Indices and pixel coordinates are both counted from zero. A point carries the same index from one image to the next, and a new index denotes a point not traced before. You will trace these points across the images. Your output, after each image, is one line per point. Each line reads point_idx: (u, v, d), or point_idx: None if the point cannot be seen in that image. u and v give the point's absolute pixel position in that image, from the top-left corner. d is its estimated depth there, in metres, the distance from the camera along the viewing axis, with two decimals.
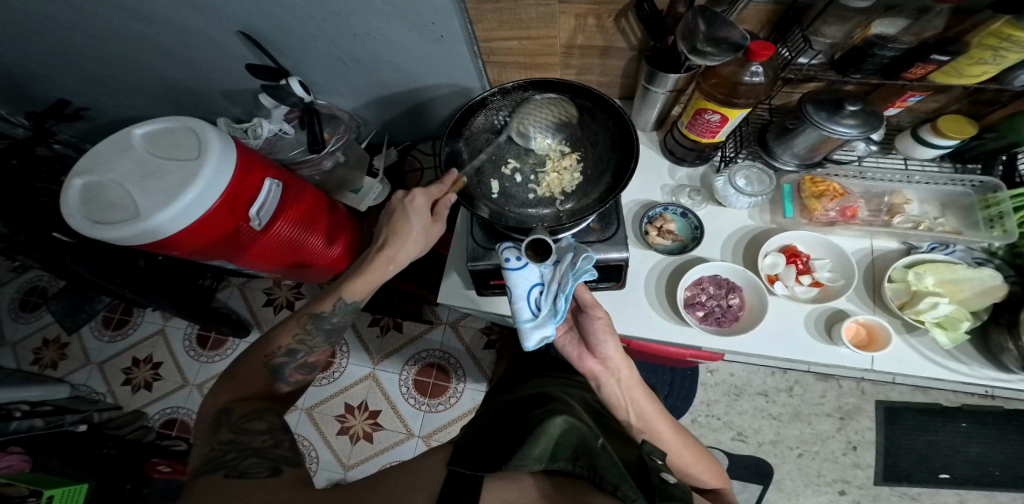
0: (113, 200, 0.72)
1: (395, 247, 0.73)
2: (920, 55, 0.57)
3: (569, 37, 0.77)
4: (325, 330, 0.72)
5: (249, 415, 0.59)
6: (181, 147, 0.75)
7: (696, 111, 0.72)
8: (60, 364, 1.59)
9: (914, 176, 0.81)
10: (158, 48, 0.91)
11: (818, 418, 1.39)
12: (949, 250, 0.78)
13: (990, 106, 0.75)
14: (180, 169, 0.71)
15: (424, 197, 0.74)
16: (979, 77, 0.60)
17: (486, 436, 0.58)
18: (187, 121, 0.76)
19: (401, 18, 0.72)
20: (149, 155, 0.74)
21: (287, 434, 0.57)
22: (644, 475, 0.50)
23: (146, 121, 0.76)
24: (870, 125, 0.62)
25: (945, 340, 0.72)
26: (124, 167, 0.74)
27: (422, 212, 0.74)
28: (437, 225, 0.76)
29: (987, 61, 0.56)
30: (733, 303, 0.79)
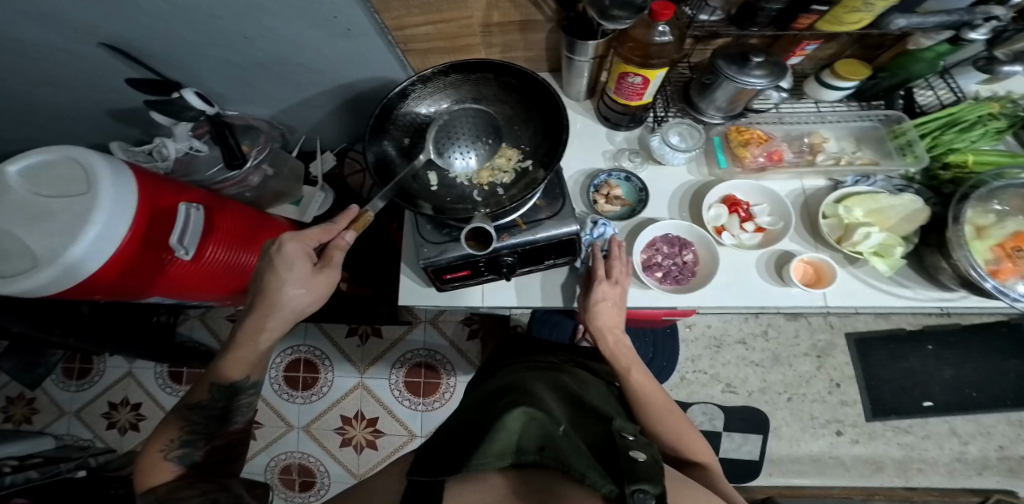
0: (10, 251, 0.67)
1: (267, 312, 0.63)
2: (800, 6, 0.59)
3: (483, 15, 0.75)
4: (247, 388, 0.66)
5: (179, 486, 0.53)
6: (70, 183, 0.69)
7: (619, 75, 0.71)
8: (34, 418, 1.53)
9: (827, 117, 0.83)
10: (57, 75, 0.86)
11: (797, 359, 1.45)
12: (871, 182, 0.79)
13: (877, 50, 0.79)
14: (74, 206, 0.66)
15: (296, 242, 0.64)
16: (860, 23, 0.59)
17: (454, 440, 0.56)
18: (65, 150, 0.70)
19: (301, 16, 0.69)
20: (34, 196, 0.69)
21: (223, 492, 0.52)
22: (614, 454, 0.48)
23: (18, 158, 0.70)
24: (776, 72, 0.63)
25: (883, 268, 0.75)
26: (8, 213, 0.69)
27: (298, 262, 0.63)
28: (324, 272, 0.65)
29: (860, 9, 0.56)
30: (687, 259, 0.80)
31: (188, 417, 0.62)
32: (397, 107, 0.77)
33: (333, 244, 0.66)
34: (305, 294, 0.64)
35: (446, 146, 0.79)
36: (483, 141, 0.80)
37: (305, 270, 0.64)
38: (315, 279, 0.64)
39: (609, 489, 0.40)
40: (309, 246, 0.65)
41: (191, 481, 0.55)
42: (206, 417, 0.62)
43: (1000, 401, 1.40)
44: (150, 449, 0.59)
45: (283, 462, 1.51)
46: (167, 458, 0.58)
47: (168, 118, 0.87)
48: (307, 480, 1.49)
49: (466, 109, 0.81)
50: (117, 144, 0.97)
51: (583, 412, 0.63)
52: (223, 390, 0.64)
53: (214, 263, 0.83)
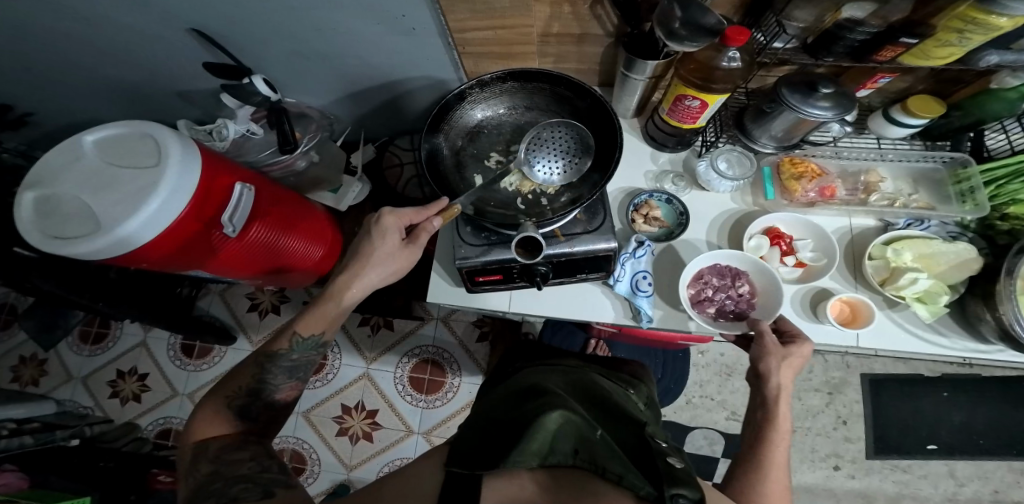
0: (72, 213, 0.69)
1: (358, 273, 0.66)
2: (887, 38, 0.56)
3: (544, 25, 0.74)
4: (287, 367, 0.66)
5: (231, 447, 0.56)
6: (136, 154, 0.72)
7: (675, 97, 0.70)
8: (41, 381, 1.54)
9: (887, 154, 0.83)
10: (117, 50, 0.87)
11: (808, 394, 1.42)
12: (924, 225, 0.78)
13: (955, 84, 0.75)
14: (139, 176, 0.68)
15: (393, 217, 0.67)
16: (947, 59, 0.59)
17: (486, 431, 0.58)
18: (141, 126, 0.73)
19: (368, 11, 0.70)
20: (105, 163, 0.72)
21: (272, 461, 0.54)
22: (651, 460, 0.50)
23: (98, 128, 0.73)
24: (843, 106, 0.62)
25: (925, 314, 0.74)
26: (79, 178, 0.71)
27: (392, 236, 0.67)
28: (409, 250, 0.68)
29: (953, 43, 0.55)
30: (742, 290, 0.77)
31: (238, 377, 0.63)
32: (454, 109, 0.78)
33: (421, 226, 0.67)
34: (390, 264, 0.67)
35: (534, 158, 0.78)
36: (572, 166, 0.77)
37: (397, 244, 0.67)
38: (401, 254, 0.68)
39: (646, 491, 0.43)
40: (402, 223, 0.68)
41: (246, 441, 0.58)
42: (248, 382, 0.63)
43: (1004, 446, 1.37)
44: (217, 396, 0.62)
45: (277, 447, 1.51)
46: (227, 408, 0.60)
47: (234, 100, 0.92)
48: (298, 467, 1.49)
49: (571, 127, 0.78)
50: (182, 123, 1.02)
51: (612, 414, 0.63)
52: (259, 369, 0.65)
53: (255, 244, 0.83)
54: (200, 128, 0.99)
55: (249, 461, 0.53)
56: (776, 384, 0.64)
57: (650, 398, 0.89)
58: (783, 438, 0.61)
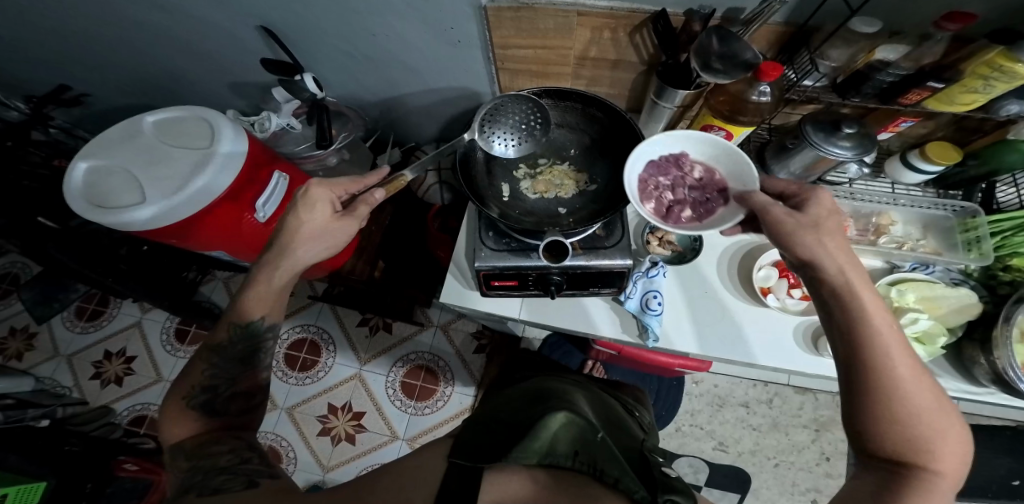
0: (120, 184, 0.71)
1: (291, 244, 0.65)
2: (915, 81, 0.59)
3: (583, 48, 0.77)
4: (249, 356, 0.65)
5: (207, 441, 0.55)
6: (192, 136, 0.75)
7: (701, 127, 0.74)
8: (25, 355, 1.51)
9: (900, 199, 0.86)
10: (168, 38, 0.90)
11: (795, 429, 1.44)
12: (929, 270, 0.81)
13: (974, 133, 0.79)
14: (192, 157, 0.72)
15: (322, 188, 0.67)
16: (970, 105, 0.61)
17: (490, 428, 0.59)
18: (199, 110, 0.76)
19: (420, 20, 0.74)
20: (158, 142, 0.74)
21: (253, 452, 0.55)
22: (649, 469, 0.52)
23: (160, 109, 0.76)
24: (863, 146, 0.66)
25: (924, 354, 0.76)
26: (133, 152, 0.74)
27: (321, 205, 0.66)
28: (346, 219, 0.67)
29: (978, 90, 0.57)
30: (688, 173, 0.70)
31: (213, 361, 0.63)
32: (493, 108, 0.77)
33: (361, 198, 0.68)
34: (325, 234, 0.66)
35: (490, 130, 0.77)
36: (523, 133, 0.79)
37: (327, 213, 0.67)
38: (336, 223, 0.67)
39: (640, 495, 0.44)
40: (334, 195, 0.68)
41: (222, 433, 0.57)
42: (230, 362, 0.64)
43: None
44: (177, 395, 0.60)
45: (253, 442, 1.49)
46: (192, 407, 0.59)
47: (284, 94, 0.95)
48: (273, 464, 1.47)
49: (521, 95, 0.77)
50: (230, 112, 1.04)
51: (615, 426, 0.65)
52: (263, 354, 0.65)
53: (279, 231, 0.86)
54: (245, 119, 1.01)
55: (227, 454, 0.53)
56: (835, 265, 0.50)
57: (649, 421, 0.92)
58: (889, 330, 0.45)
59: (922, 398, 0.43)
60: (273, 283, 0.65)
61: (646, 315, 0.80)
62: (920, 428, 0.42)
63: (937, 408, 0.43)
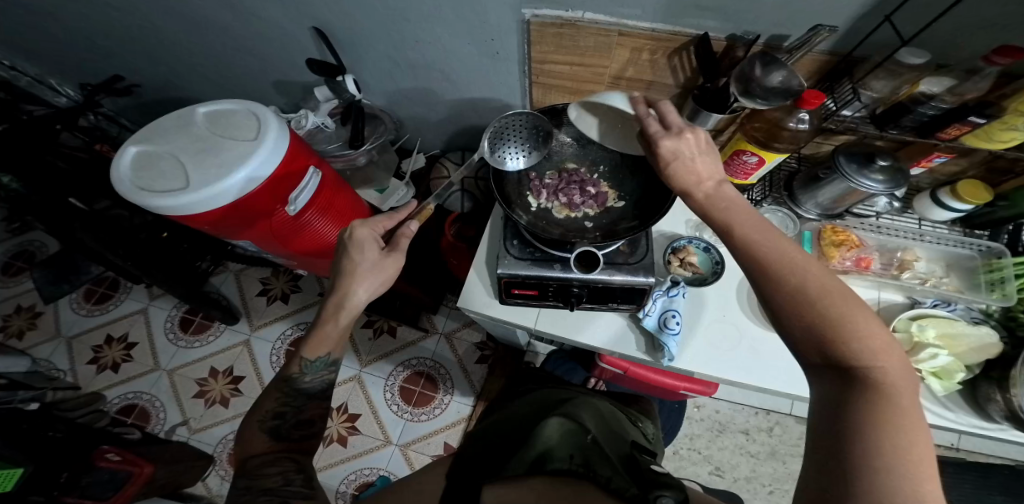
0: (165, 170, 0.72)
1: (348, 285, 0.65)
2: (956, 116, 0.59)
3: (619, 68, 0.78)
4: (308, 390, 0.67)
5: (265, 461, 0.59)
6: (239, 128, 0.75)
7: (734, 151, 0.75)
8: (26, 334, 1.50)
9: (927, 236, 0.86)
10: (211, 31, 0.92)
11: (794, 458, 1.42)
12: (950, 307, 0.81)
13: (1004, 175, 0.79)
14: (239, 149, 0.72)
15: (366, 228, 0.68)
16: (1008, 143, 0.61)
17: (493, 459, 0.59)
18: (249, 104, 0.76)
19: (464, 30, 0.76)
20: (209, 134, 0.75)
21: (300, 474, 0.58)
22: (638, 470, 0.53)
23: (212, 102, 0.77)
24: (895, 181, 0.67)
25: (939, 388, 0.77)
26: (182, 141, 0.74)
27: (368, 245, 0.67)
28: (391, 257, 0.67)
29: (1019, 128, 0.57)
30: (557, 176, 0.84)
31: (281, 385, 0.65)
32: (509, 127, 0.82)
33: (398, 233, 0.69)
34: (376, 272, 0.66)
35: (499, 143, 0.78)
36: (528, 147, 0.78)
37: (375, 253, 0.67)
38: (384, 262, 0.67)
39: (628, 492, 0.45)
40: (376, 232, 0.69)
41: (279, 455, 0.60)
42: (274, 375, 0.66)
43: None
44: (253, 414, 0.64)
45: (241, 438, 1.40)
46: (261, 430, 0.62)
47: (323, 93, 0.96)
48: None
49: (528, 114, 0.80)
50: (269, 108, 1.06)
51: (608, 432, 0.65)
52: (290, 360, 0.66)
53: (306, 227, 0.85)
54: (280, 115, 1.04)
55: (275, 475, 0.57)
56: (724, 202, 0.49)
57: (654, 434, 0.90)
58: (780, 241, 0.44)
59: (842, 303, 0.40)
60: (335, 329, 0.66)
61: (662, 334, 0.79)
62: (840, 334, 0.39)
63: (858, 309, 0.40)
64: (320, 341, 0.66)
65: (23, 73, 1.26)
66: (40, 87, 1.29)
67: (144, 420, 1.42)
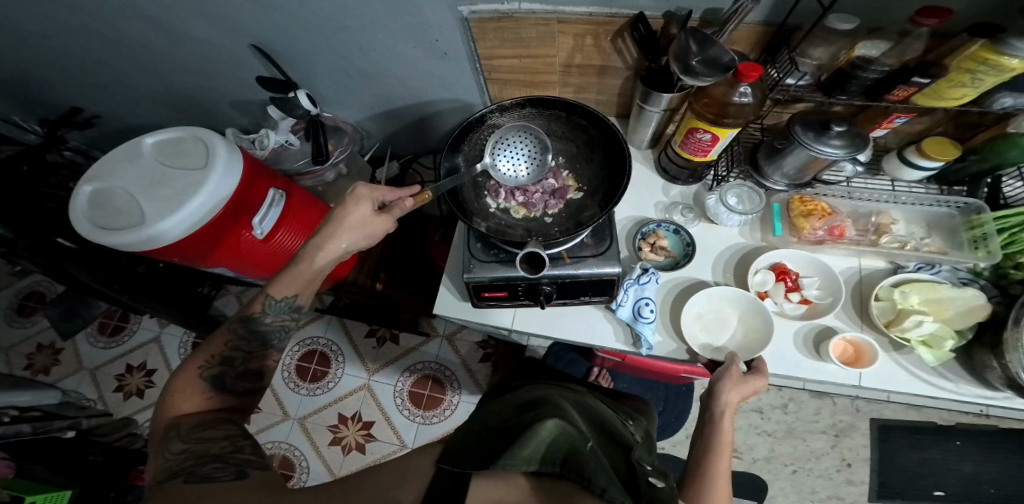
0: (122, 206, 0.75)
1: (334, 240, 0.67)
2: (901, 77, 0.60)
3: (567, 56, 0.78)
4: (263, 332, 0.67)
5: (202, 424, 0.55)
6: (189, 156, 0.78)
7: (687, 130, 0.73)
8: (52, 369, 1.57)
9: (901, 197, 0.83)
10: (173, 60, 0.94)
11: (812, 435, 1.37)
12: (934, 270, 0.78)
13: (975, 129, 0.77)
14: (190, 178, 0.75)
15: (367, 188, 0.70)
16: (959, 101, 0.62)
17: (483, 440, 0.52)
18: (195, 131, 0.79)
19: (408, 34, 0.76)
20: (158, 164, 0.78)
21: (247, 440, 0.54)
22: (635, 480, 0.46)
23: (158, 131, 0.80)
24: (856, 145, 0.65)
25: (929, 358, 0.73)
26: (133, 175, 0.77)
27: (365, 206, 0.69)
28: (382, 218, 0.70)
29: (966, 85, 0.58)
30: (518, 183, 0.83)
31: (236, 332, 0.66)
32: (473, 130, 0.81)
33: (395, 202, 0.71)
34: (365, 232, 0.69)
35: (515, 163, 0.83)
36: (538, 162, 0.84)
37: (369, 213, 0.69)
38: (374, 222, 0.70)
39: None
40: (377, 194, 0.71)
41: (217, 419, 0.57)
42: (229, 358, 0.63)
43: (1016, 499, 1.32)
44: (193, 362, 0.62)
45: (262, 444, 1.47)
46: (202, 378, 0.60)
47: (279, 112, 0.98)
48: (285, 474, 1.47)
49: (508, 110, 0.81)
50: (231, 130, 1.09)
51: (610, 445, 0.58)
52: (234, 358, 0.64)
53: (277, 248, 0.88)
54: (246, 137, 1.06)
55: (222, 441, 0.53)
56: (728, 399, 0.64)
57: (646, 430, 0.89)
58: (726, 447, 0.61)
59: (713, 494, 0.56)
60: (302, 275, 0.68)
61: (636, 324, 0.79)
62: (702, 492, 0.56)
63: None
64: (290, 285, 0.68)
65: None
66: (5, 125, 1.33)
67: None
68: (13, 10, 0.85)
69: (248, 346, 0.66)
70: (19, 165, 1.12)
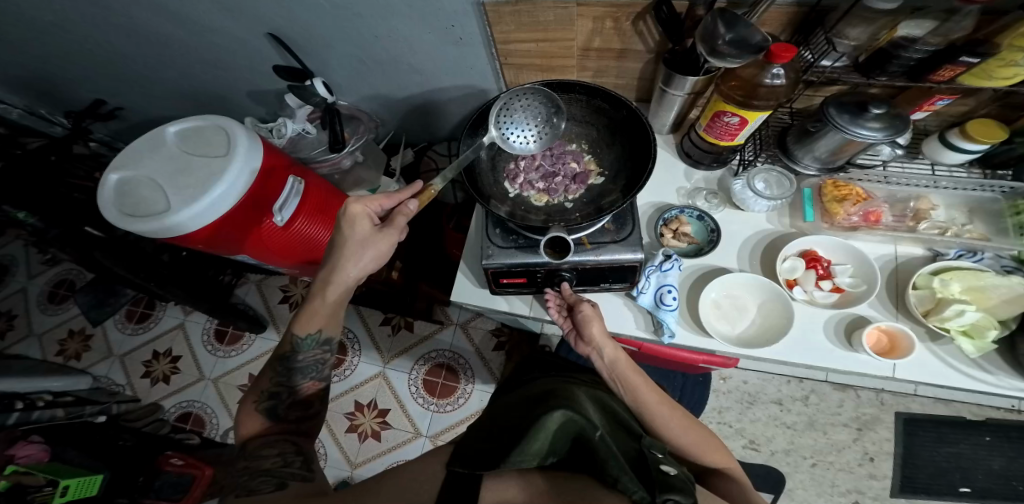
0: (146, 194, 0.76)
1: (345, 266, 0.64)
2: (947, 57, 0.56)
3: (586, 39, 0.75)
4: (301, 367, 0.68)
5: (262, 445, 0.60)
6: (211, 144, 0.79)
7: (714, 113, 0.71)
8: (83, 355, 1.63)
9: (941, 181, 0.79)
10: (190, 50, 0.94)
11: (834, 428, 1.35)
12: (977, 257, 0.75)
13: (1020, 110, 0.72)
14: (212, 166, 0.76)
15: (360, 204, 0.64)
16: (1011, 80, 0.57)
17: (496, 435, 0.54)
18: (216, 119, 0.80)
19: (422, 20, 0.74)
20: (181, 152, 0.79)
21: (298, 456, 0.59)
22: (647, 467, 0.46)
23: (179, 120, 0.81)
24: (895, 127, 0.61)
25: (970, 349, 0.70)
26: (157, 163, 0.78)
27: (365, 224, 0.64)
28: (385, 232, 0.65)
29: (1018, 64, 0.54)
30: (539, 168, 0.82)
31: (275, 368, 0.67)
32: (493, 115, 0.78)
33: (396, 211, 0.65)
34: (370, 250, 0.65)
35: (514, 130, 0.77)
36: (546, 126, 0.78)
37: (371, 230, 0.65)
38: (379, 238, 0.65)
39: (639, 496, 0.38)
40: (370, 209, 0.65)
41: (275, 440, 0.61)
42: (288, 369, 0.67)
43: None
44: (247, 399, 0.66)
45: None
46: (257, 411, 0.64)
47: (296, 100, 0.98)
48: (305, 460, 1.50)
49: (529, 83, 0.77)
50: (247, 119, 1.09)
51: (620, 436, 0.59)
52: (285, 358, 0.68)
53: (298, 235, 0.89)
54: (263, 126, 1.06)
55: (274, 456, 0.58)
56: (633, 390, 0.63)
57: None
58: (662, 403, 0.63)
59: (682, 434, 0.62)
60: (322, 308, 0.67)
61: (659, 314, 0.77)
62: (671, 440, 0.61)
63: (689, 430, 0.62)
64: (314, 318, 0.67)
65: (13, 106, 1.33)
66: (29, 118, 1.36)
67: (200, 425, 1.51)
68: (35, 2, 0.86)
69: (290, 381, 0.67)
70: (45, 156, 1.15)
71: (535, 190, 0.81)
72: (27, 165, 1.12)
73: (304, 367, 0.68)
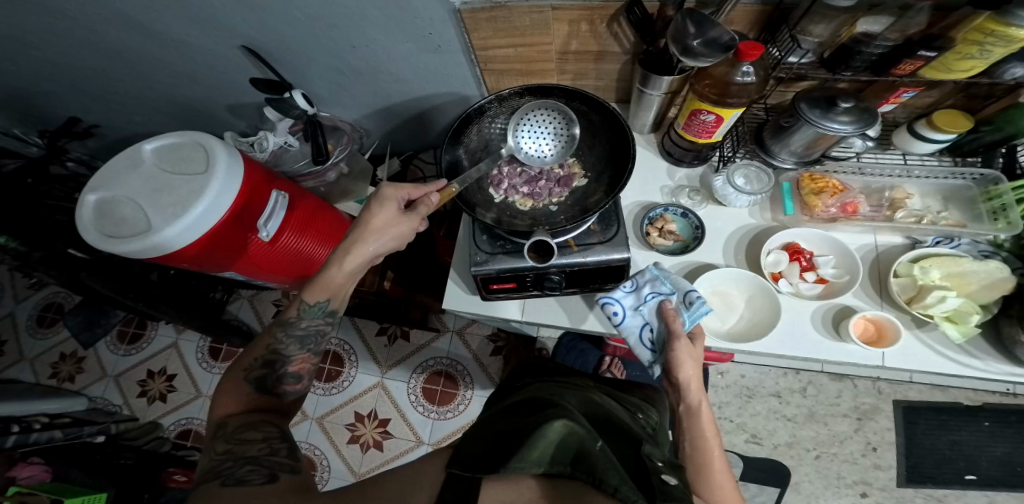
0: (127, 215, 0.77)
1: (365, 240, 0.68)
2: (905, 51, 0.58)
3: (563, 42, 0.76)
4: (299, 336, 0.67)
5: (246, 425, 0.56)
6: (190, 162, 0.79)
7: (690, 112, 0.72)
8: (77, 377, 1.62)
9: (913, 171, 0.81)
10: (171, 66, 0.95)
11: (834, 419, 1.35)
12: (954, 244, 0.76)
13: (985, 100, 0.74)
14: (193, 183, 0.76)
15: (392, 188, 0.71)
16: (970, 72, 0.60)
17: (486, 443, 0.51)
18: (194, 136, 0.80)
19: (400, 29, 0.75)
20: (159, 170, 0.79)
21: (285, 443, 0.54)
22: (643, 475, 0.43)
23: (156, 137, 0.81)
24: (864, 120, 0.63)
25: (956, 335, 0.71)
26: (136, 182, 0.78)
27: (391, 204, 0.70)
28: (408, 218, 0.70)
29: (975, 56, 0.56)
30: (525, 172, 0.82)
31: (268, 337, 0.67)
32: (473, 122, 0.80)
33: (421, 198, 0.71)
34: (388, 234, 0.69)
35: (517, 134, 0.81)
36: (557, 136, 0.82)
37: (394, 212, 0.70)
38: (397, 223, 0.70)
39: None
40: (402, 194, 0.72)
41: (260, 420, 0.58)
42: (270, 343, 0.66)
43: None
44: (235, 368, 0.63)
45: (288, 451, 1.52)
46: (246, 381, 0.62)
47: (275, 113, 1.00)
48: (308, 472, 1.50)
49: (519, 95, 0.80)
50: (229, 133, 1.10)
51: (615, 437, 0.55)
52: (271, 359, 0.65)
53: (286, 249, 0.90)
54: (245, 139, 1.07)
55: (260, 442, 0.53)
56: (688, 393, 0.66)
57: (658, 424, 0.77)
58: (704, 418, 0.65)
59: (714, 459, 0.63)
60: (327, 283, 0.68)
61: (626, 328, 0.75)
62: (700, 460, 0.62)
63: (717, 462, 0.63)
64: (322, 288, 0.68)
65: None
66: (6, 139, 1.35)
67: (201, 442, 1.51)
68: (11, 25, 0.86)
69: (287, 348, 0.66)
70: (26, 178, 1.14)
71: (521, 195, 0.81)
72: (7, 187, 1.11)
73: (305, 335, 0.67)
